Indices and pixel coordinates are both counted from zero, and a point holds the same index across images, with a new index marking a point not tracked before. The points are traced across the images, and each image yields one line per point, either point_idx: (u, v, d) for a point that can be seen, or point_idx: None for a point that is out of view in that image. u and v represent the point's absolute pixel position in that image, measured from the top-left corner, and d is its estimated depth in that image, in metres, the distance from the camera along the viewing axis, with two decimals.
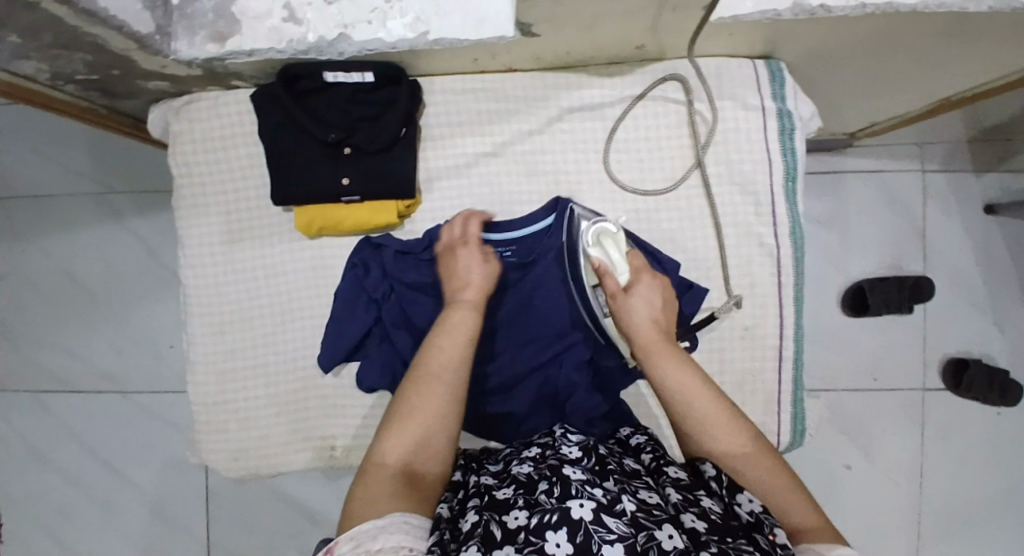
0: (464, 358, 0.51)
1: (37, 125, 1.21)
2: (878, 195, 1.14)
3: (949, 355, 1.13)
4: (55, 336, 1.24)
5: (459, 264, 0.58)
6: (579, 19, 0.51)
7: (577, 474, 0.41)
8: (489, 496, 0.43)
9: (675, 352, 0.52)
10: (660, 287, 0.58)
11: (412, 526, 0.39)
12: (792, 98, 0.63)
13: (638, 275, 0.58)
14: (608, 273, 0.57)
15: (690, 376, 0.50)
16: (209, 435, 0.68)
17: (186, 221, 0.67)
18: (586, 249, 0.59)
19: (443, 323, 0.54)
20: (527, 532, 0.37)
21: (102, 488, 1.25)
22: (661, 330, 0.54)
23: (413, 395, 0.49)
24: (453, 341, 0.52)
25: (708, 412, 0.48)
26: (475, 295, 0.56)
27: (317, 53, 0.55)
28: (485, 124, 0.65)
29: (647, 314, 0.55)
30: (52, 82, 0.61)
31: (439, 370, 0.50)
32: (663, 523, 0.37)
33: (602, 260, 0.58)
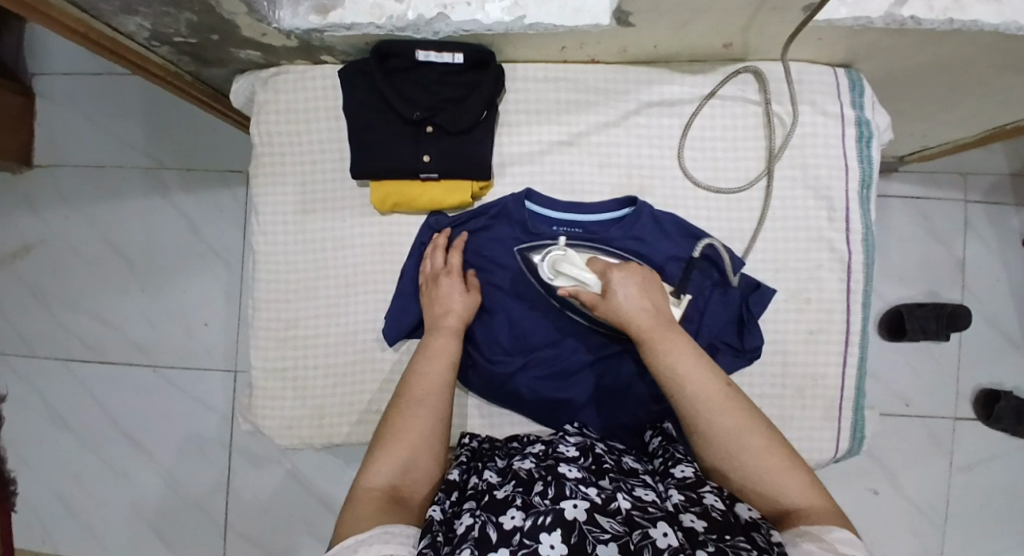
0: (441, 382, 0.55)
1: (94, 96, 1.24)
2: (924, 220, 1.13)
3: (984, 387, 1.12)
4: (89, 303, 1.26)
5: (438, 295, 0.62)
6: (674, 13, 0.52)
7: (573, 473, 0.43)
8: (488, 496, 0.44)
9: (661, 340, 0.52)
10: (632, 274, 0.57)
11: (393, 535, 0.41)
12: (870, 108, 0.64)
13: (608, 273, 0.57)
14: (581, 293, 0.57)
15: (688, 362, 0.50)
16: (265, 402, 0.68)
17: (262, 189, 0.68)
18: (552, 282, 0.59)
19: (422, 350, 0.58)
20: (522, 534, 0.37)
21: (123, 459, 1.25)
22: (653, 314, 0.54)
23: (395, 420, 0.51)
24: (427, 365, 0.56)
25: (710, 399, 0.48)
26: (454, 324, 0.60)
27: (413, 30, 0.57)
28: (564, 113, 0.66)
29: (634, 307, 0.54)
30: (149, 42, 0.63)
31: (421, 394, 0.53)
32: (658, 520, 0.39)
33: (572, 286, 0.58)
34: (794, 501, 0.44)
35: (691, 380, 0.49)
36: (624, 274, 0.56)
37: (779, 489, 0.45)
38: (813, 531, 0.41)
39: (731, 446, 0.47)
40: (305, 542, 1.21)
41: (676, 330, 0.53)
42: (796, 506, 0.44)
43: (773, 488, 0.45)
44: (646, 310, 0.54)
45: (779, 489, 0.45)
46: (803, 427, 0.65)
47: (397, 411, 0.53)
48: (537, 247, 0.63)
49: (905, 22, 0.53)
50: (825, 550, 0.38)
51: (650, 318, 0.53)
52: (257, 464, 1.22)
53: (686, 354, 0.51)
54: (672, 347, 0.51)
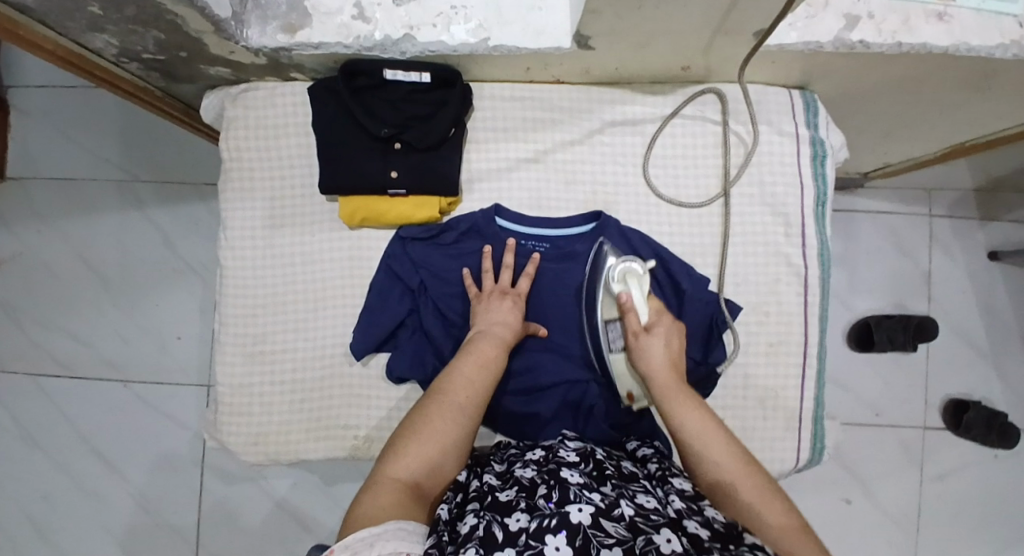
0: (482, 388, 0.54)
1: (68, 109, 1.23)
2: (887, 235, 1.17)
3: (951, 398, 1.15)
4: (60, 317, 1.24)
5: (495, 308, 0.62)
6: (635, 35, 0.54)
7: (575, 479, 0.43)
8: (491, 497, 0.44)
9: (673, 398, 0.53)
10: (678, 328, 0.60)
11: (407, 534, 0.40)
12: (824, 127, 0.67)
13: (659, 316, 0.59)
14: (630, 311, 0.59)
15: (704, 417, 0.51)
16: (231, 417, 0.67)
17: (231, 203, 0.68)
18: (610, 285, 0.62)
19: (471, 352, 0.57)
20: (528, 535, 0.37)
21: (92, 479, 1.22)
22: (676, 370, 0.56)
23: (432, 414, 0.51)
24: (475, 370, 0.55)
25: (720, 455, 0.48)
26: (506, 338, 0.59)
27: (380, 50, 0.58)
28: (529, 131, 0.67)
29: (663, 355, 0.56)
30: (118, 58, 0.63)
31: (464, 402, 0.52)
32: (660, 527, 0.38)
33: (628, 298, 0.59)
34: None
35: (701, 441, 0.49)
36: (671, 325, 0.59)
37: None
38: None
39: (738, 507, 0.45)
40: None
41: (693, 392, 0.54)
42: None
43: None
44: (671, 364, 0.56)
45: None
46: (766, 437, 0.66)
47: (434, 406, 0.52)
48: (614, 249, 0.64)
49: (854, 45, 0.56)
50: None
51: (670, 372, 0.55)
52: (230, 481, 1.20)
53: (697, 413, 0.51)
54: (682, 405, 0.52)
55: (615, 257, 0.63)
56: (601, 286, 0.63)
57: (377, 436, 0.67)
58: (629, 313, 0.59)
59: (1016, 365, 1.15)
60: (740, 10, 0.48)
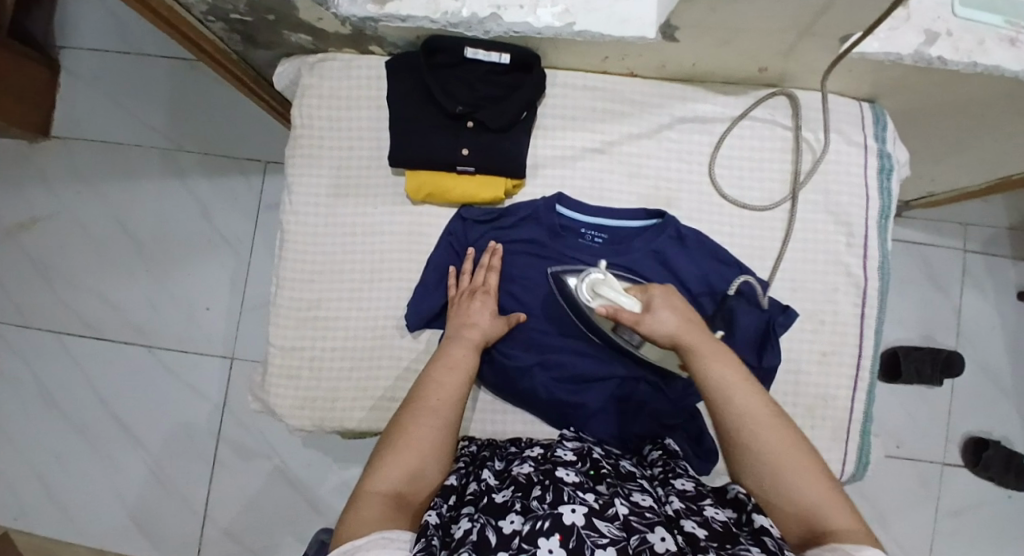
0: (454, 395, 0.53)
1: (121, 75, 1.25)
2: (923, 265, 1.16)
3: (974, 435, 1.13)
4: (91, 279, 1.25)
5: (467, 310, 0.62)
6: (718, 31, 0.55)
7: (570, 478, 0.42)
8: (486, 499, 0.44)
9: (708, 352, 0.52)
10: (670, 294, 0.57)
11: (391, 540, 0.40)
12: (891, 142, 0.67)
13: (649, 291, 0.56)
14: (619, 311, 0.55)
15: (732, 372, 0.50)
16: (281, 378, 0.68)
17: (297, 169, 0.69)
18: (590, 304, 0.57)
19: (441, 357, 0.56)
20: (521, 538, 0.36)
21: (107, 441, 1.23)
22: (693, 330, 0.53)
23: (406, 424, 0.50)
24: (446, 374, 0.55)
25: (749, 407, 0.48)
26: (476, 341, 0.59)
27: (465, 28, 0.59)
28: (598, 121, 0.68)
29: (673, 324, 0.53)
30: (205, 16, 0.65)
31: (436, 405, 0.52)
32: (654, 526, 0.39)
33: (608, 306, 0.55)
34: (834, 522, 0.42)
35: (736, 391, 0.49)
36: (663, 293, 0.56)
37: (815, 508, 0.43)
38: (843, 549, 0.39)
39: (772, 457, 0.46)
40: (287, 542, 1.18)
41: (724, 349, 0.53)
42: (832, 529, 0.41)
43: (806, 507, 0.43)
44: (684, 325, 0.54)
45: (817, 515, 0.43)
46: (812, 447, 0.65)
47: (408, 415, 0.51)
48: (571, 269, 0.62)
49: (931, 62, 0.56)
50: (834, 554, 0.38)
51: (695, 335, 0.53)
52: (246, 456, 1.20)
53: (730, 364, 0.51)
54: (713, 357, 0.52)
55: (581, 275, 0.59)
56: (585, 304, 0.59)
57: None
58: (618, 315, 0.55)
59: None
60: (832, 14, 0.48)
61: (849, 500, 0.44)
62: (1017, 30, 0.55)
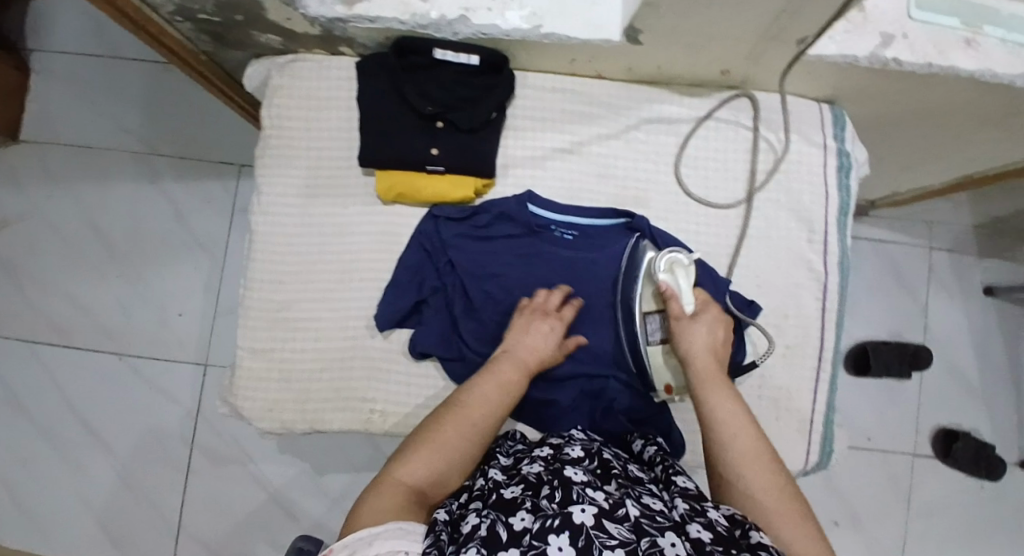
0: (493, 410, 0.53)
1: (92, 77, 1.23)
2: (889, 264, 1.20)
3: (944, 425, 1.17)
4: (61, 284, 1.22)
5: (533, 329, 0.61)
6: (681, 34, 0.56)
7: (579, 476, 0.43)
8: (495, 495, 0.44)
9: (715, 388, 0.55)
10: (723, 324, 0.61)
11: (406, 533, 0.39)
12: (850, 142, 0.69)
13: (706, 307, 0.61)
14: (675, 298, 0.60)
15: (734, 410, 0.53)
16: (250, 381, 0.67)
17: (268, 171, 0.68)
18: (656, 272, 0.61)
19: (494, 369, 0.56)
20: (532, 535, 0.36)
21: (77, 450, 1.20)
22: (717, 362, 0.58)
23: (441, 425, 0.51)
24: (492, 389, 0.54)
25: (744, 442, 0.50)
26: (531, 364, 0.58)
27: (434, 29, 0.59)
28: (568, 122, 0.69)
29: (705, 344, 0.58)
30: (173, 16, 0.64)
31: (475, 416, 0.52)
32: (666, 531, 0.38)
33: (671, 286, 0.61)
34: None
35: (736, 431, 0.51)
36: (714, 317, 0.60)
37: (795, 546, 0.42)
38: None
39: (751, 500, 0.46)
40: (263, 550, 1.16)
41: (731, 387, 0.56)
42: None
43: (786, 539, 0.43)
44: (712, 355, 0.58)
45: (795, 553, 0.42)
46: (779, 440, 0.67)
47: (445, 417, 0.52)
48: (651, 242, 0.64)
49: (887, 62, 0.58)
50: None
51: (712, 361, 0.57)
52: (221, 463, 1.18)
53: (735, 404, 0.53)
54: (720, 393, 0.54)
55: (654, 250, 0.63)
56: (639, 276, 0.63)
57: (394, 411, 0.66)
58: (673, 300, 0.60)
59: (1004, 399, 1.18)
60: (789, 19, 0.50)
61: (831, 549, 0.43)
62: (974, 33, 0.58)
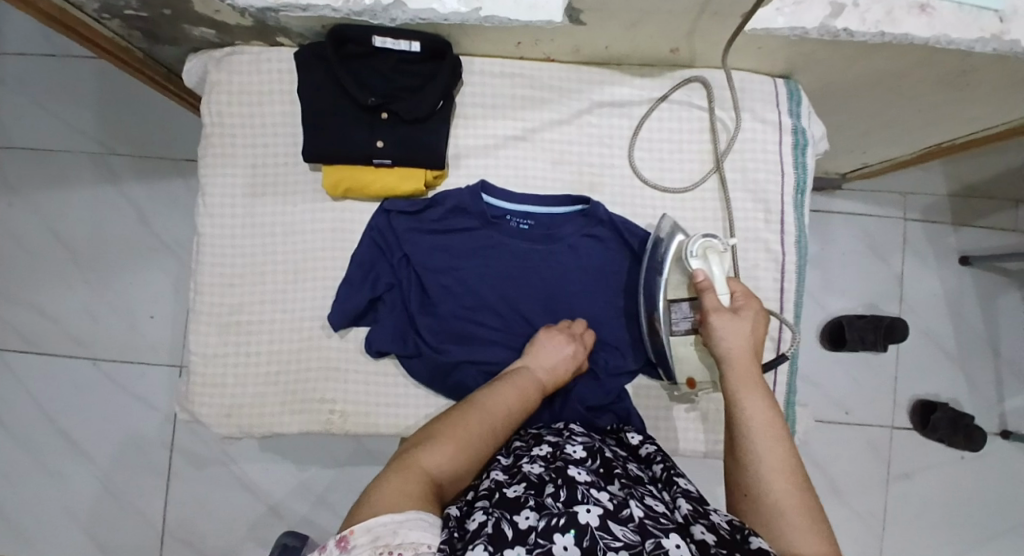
0: (514, 417, 0.52)
1: (42, 77, 1.19)
2: (862, 237, 1.20)
3: (921, 397, 1.18)
4: (26, 293, 1.19)
5: (557, 346, 0.60)
6: (626, 12, 0.54)
7: (582, 476, 0.42)
8: (498, 494, 0.42)
9: (749, 390, 0.52)
10: (761, 323, 0.57)
11: (428, 523, 0.37)
12: (806, 117, 0.68)
13: (748, 304, 0.57)
14: (709, 289, 0.57)
15: (763, 413, 0.50)
16: (204, 387, 0.66)
17: (211, 171, 0.66)
18: (688, 258, 0.59)
19: (518, 378, 0.56)
20: (536, 533, 0.36)
21: (55, 460, 1.18)
22: (754, 360, 0.54)
23: (465, 420, 0.49)
24: (514, 396, 0.54)
25: (772, 452, 0.48)
26: (545, 383, 0.58)
27: (370, 16, 0.57)
28: (518, 108, 0.67)
29: (743, 342, 0.54)
30: (99, 14, 0.61)
31: (495, 418, 0.51)
32: (670, 532, 0.37)
33: (706, 275, 0.58)
34: None
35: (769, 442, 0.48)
36: (756, 315, 0.57)
37: None
38: None
39: (778, 518, 0.43)
40: (249, 547, 1.16)
41: (765, 388, 0.53)
42: None
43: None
44: (749, 352, 0.54)
45: None
46: None
47: (469, 415, 0.50)
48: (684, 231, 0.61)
49: (838, 33, 0.56)
50: None
51: (748, 358, 0.54)
52: (201, 465, 1.17)
53: (770, 413, 0.50)
54: (753, 394, 0.52)
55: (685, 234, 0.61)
56: (666, 261, 0.60)
57: (352, 411, 0.66)
58: (706, 292, 0.57)
59: (979, 366, 1.19)
60: None
61: None
62: None
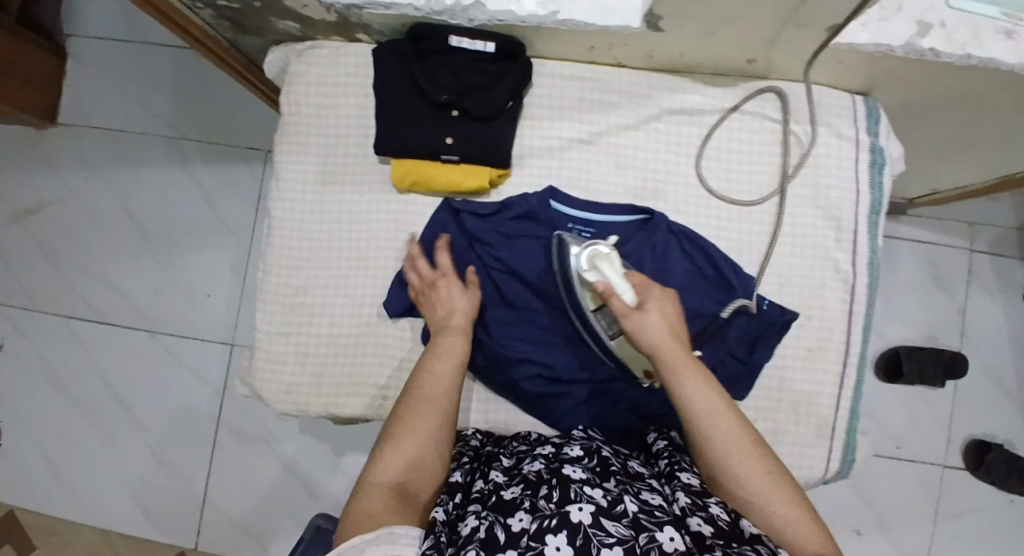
0: (451, 385, 0.54)
1: (125, 63, 1.26)
2: (926, 265, 1.15)
3: (975, 437, 1.12)
4: (97, 265, 1.27)
5: (442, 297, 0.62)
6: (706, 20, 0.54)
7: (577, 475, 0.44)
8: (495, 496, 0.45)
9: (685, 375, 0.50)
10: (671, 299, 0.56)
11: (400, 536, 0.40)
12: (884, 136, 0.66)
13: (649, 290, 0.55)
14: (613, 295, 0.54)
15: (704, 395, 0.50)
16: (268, 364, 0.69)
17: (285, 158, 0.69)
18: (582, 274, 0.57)
19: (439, 349, 0.57)
20: (529, 536, 0.37)
21: (112, 424, 1.25)
22: (679, 341, 0.52)
23: (407, 417, 0.51)
24: (449, 366, 0.56)
25: (728, 435, 0.48)
26: (461, 324, 0.60)
27: (450, 15, 0.58)
28: (586, 111, 0.67)
29: (661, 332, 0.52)
30: (194, 4, 0.65)
31: (433, 395, 0.53)
32: (665, 525, 0.38)
33: (605, 283, 0.55)
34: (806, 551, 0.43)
35: (717, 422, 0.49)
36: (660, 297, 0.55)
37: (795, 539, 0.43)
38: None
39: (756, 500, 0.46)
40: (285, 525, 1.20)
41: (697, 361, 0.52)
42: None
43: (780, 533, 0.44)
44: (671, 336, 0.52)
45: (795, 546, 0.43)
46: (795, 443, 0.66)
47: (409, 408, 0.52)
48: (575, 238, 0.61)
49: (924, 53, 0.54)
50: None
51: (675, 345, 0.51)
52: (246, 441, 1.22)
53: (710, 390, 0.50)
54: (692, 378, 0.50)
55: (576, 244, 0.60)
56: (575, 275, 0.59)
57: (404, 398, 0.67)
58: (611, 298, 0.54)
59: None
60: (813, 4, 0.47)
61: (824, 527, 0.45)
62: (1014, 22, 0.54)
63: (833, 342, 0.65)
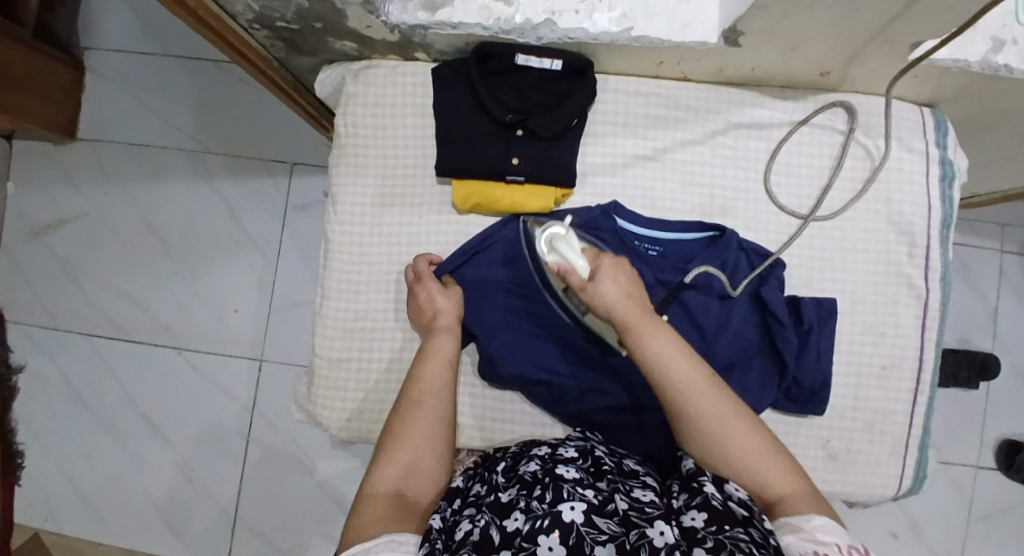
0: (441, 385, 0.56)
1: (146, 75, 1.24)
2: (967, 268, 1.13)
3: (1007, 437, 1.10)
4: (118, 280, 1.25)
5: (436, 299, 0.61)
6: (786, 37, 0.52)
7: (570, 474, 0.43)
8: (493, 499, 0.44)
9: (649, 332, 0.49)
10: (624, 265, 0.56)
11: (400, 544, 0.41)
12: (953, 149, 0.65)
13: (599, 259, 0.56)
14: (569, 272, 0.55)
15: (668, 349, 0.48)
16: (326, 391, 0.67)
17: (343, 180, 0.67)
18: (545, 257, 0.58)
19: (425, 355, 0.58)
20: (522, 537, 0.37)
21: (136, 442, 1.23)
22: (636, 302, 0.52)
23: (399, 424, 0.52)
24: (438, 368, 0.57)
25: (693, 385, 0.47)
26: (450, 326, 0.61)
27: (518, 34, 0.57)
28: (651, 127, 0.66)
29: (617, 293, 0.52)
30: (250, 24, 0.63)
31: (419, 396, 0.55)
32: (655, 520, 0.38)
33: (561, 263, 0.56)
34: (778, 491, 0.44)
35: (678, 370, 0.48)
36: (613, 263, 0.55)
37: (761, 477, 0.45)
38: (791, 521, 0.41)
39: (727, 447, 0.46)
40: (315, 541, 1.18)
41: (658, 320, 0.51)
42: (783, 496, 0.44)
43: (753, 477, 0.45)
44: (627, 298, 0.52)
45: (766, 485, 0.45)
46: (867, 460, 0.65)
47: (399, 413, 0.54)
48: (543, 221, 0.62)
49: (999, 69, 0.52)
50: (806, 540, 0.39)
51: (633, 305, 0.52)
52: (273, 457, 1.20)
53: (673, 342, 0.49)
54: (653, 334, 0.49)
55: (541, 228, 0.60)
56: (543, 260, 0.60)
57: (473, 425, 0.67)
58: (569, 275, 0.55)
59: None
60: (909, 20, 0.45)
61: (791, 459, 0.46)
62: None
63: (904, 359, 0.64)
